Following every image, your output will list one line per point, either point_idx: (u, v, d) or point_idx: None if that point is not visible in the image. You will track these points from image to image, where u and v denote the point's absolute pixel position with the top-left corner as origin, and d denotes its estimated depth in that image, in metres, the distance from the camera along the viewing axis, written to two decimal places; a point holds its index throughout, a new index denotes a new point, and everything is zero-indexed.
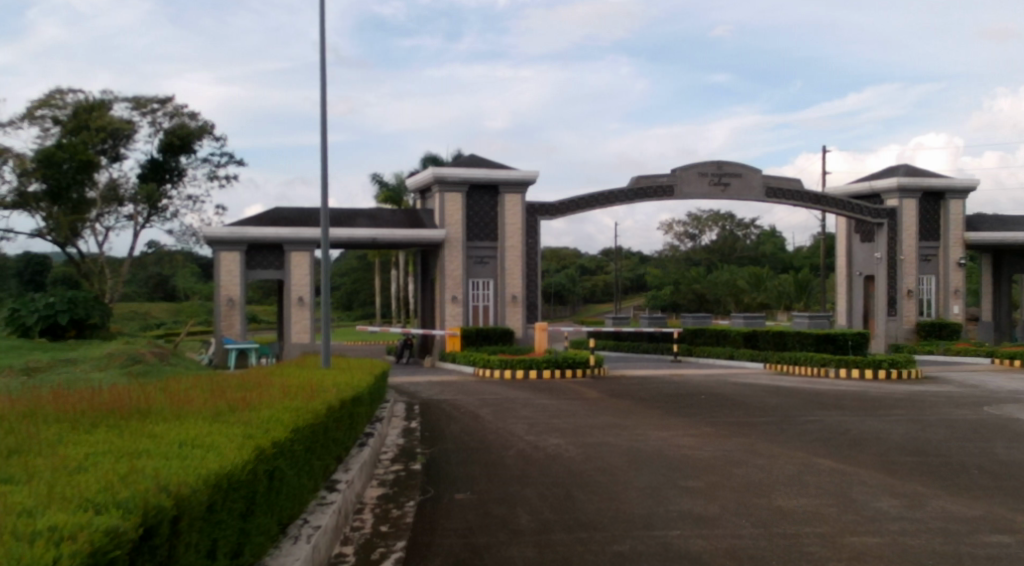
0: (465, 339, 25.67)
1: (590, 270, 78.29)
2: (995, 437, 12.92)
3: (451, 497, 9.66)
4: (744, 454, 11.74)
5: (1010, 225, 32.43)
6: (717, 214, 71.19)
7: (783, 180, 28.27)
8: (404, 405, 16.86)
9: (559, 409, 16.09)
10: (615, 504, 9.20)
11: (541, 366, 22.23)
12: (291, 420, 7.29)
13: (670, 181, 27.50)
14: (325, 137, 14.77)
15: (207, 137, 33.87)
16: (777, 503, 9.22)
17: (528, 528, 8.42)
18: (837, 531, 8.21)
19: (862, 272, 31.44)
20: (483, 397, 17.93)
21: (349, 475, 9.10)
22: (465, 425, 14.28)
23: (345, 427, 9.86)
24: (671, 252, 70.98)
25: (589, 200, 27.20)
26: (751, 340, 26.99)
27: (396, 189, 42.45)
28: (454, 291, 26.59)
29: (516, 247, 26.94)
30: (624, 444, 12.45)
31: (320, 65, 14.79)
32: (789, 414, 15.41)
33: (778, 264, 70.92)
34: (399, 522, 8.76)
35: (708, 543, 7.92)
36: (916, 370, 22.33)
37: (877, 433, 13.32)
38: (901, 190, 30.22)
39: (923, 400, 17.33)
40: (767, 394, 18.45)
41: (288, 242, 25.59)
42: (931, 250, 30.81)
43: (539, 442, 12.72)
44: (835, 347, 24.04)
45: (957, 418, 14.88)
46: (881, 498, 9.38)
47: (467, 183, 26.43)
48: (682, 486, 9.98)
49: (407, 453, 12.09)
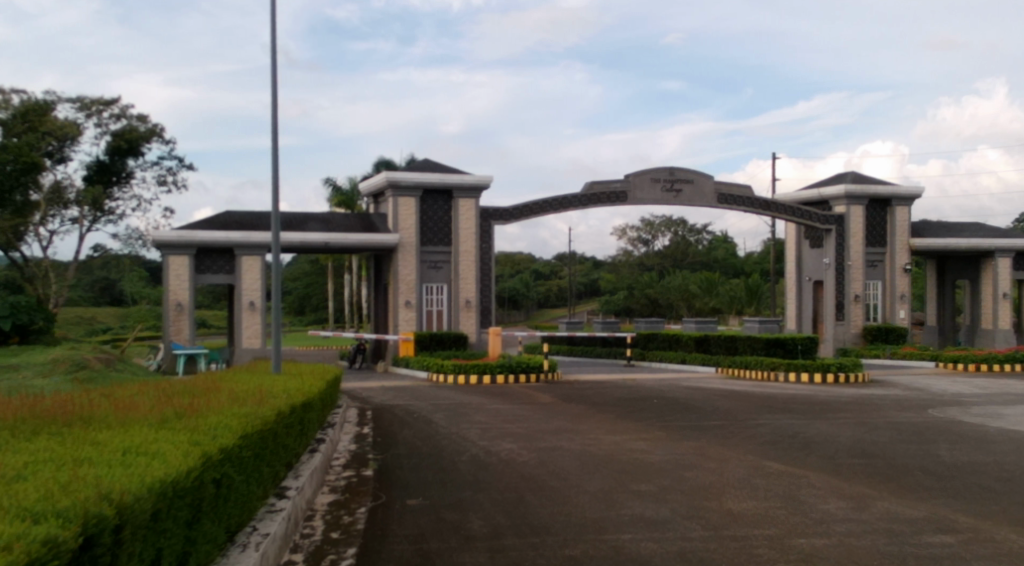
0: (418, 344, 25.57)
1: (544, 275, 78.43)
2: (940, 440, 13.15)
3: (403, 502, 9.62)
4: (695, 458, 11.82)
5: (953, 232, 33.11)
6: (669, 219, 71.83)
7: (734, 186, 28.60)
8: (356, 410, 16.74)
9: (513, 414, 16.08)
10: (566, 509, 9.22)
11: (495, 371, 22.19)
12: (241, 427, 7.20)
13: (623, 187, 27.63)
14: (276, 140, 14.63)
15: (156, 140, 33.38)
16: (727, 506, 9.29)
17: (480, 533, 8.39)
18: (785, 533, 8.30)
19: (811, 277, 31.87)
20: (437, 402, 17.86)
21: (300, 482, 9.02)
22: (418, 431, 14.21)
23: (296, 433, 9.76)
24: (624, 257, 71.42)
25: (543, 205, 27.27)
26: (703, 345, 27.23)
27: (350, 194, 42.23)
28: (408, 296, 26.48)
29: (470, 252, 26.89)
30: (577, 449, 12.48)
31: (271, 67, 14.67)
32: (740, 418, 15.56)
33: (730, 270, 71.63)
34: (350, 528, 8.69)
35: (658, 546, 7.97)
36: (863, 374, 22.59)
37: (825, 436, 13.49)
38: (848, 196, 30.70)
39: (870, 403, 17.60)
40: (718, 397, 18.62)
41: (238, 246, 25.32)
42: (878, 255, 31.35)
43: (492, 447, 12.71)
44: (785, 351, 24.34)
45: (902, 421, 15.13)
46: (829, 499, 9.51)
47: (420, 187, 26.37)
48: (634, 490, 10.02)
49: (359, 459, 12.02)
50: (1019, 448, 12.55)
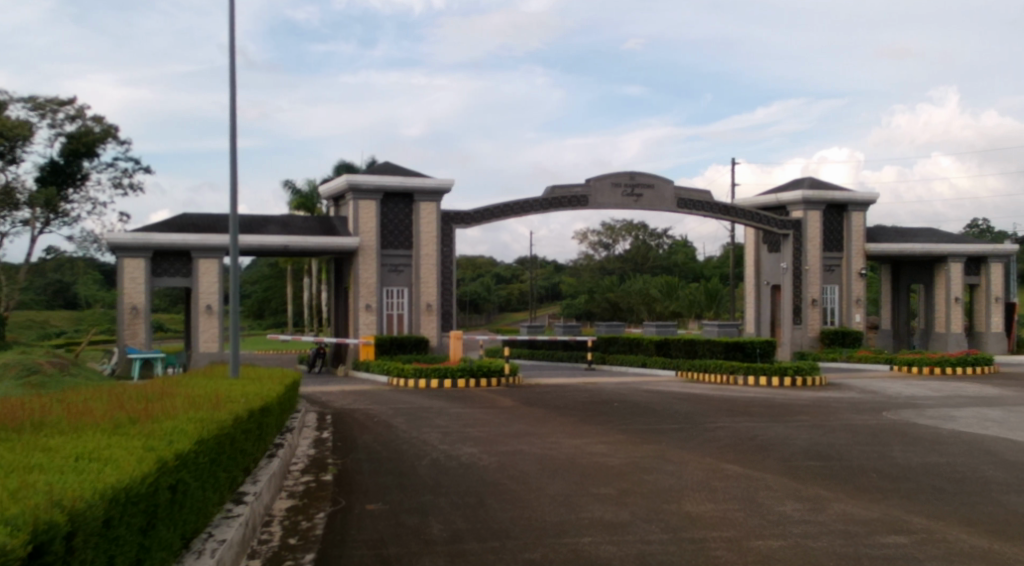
0: (378, 348, 25.47)
1: (505, 278, 78.41)
2: (894, 442, 13.34)
3: (362, 507, 9.56)
4: (655, 461, 11.89)
5: (908, 237, 33.65)
6: (629, 223, 72.28)
7: (694, 192, 28.79)
8: (315, 415, 16.62)
9: (473, 418, 16.06)
10: (527, 512, 9.22)
11: (455, 375, 22.16)
12: (197, 432, 7.11)
13: (584, 191, 27.76)
14: (235, 143, 14.49)
15: (112, 142, 32.89)
16: (686, 508, 9.34)
17: (440, 537, 8.37)
18: (743, 535, 8.38)
19: (769, 282, 32.20)
20: (397, 406, 17.78)
21: (258, 488, 8.93)
22: (378, 435, 14.15)
23: (254, 438, 9.65)
24: (585, 261, 71.70)
25: (504, 209, 27.27)
26: (664, 348, 27.42)
27: (310, 197, 41.94)
28: (368, 299, 26.36)
29: (431, 255, 26.82)
30: (538, 452, 12.49)
31: (230, 69, 14.53)
32: (699, 421, 15.67)
33: (690, 274, 72.14)
34: (308, 534, 8.62)
35: (618, 549, 8.00)
36: (820, 378, 22.81)
37: (783, 439, 13.63)
38: (806, 202, 31.05)
39: (826, 406, 17.81)
40: (677, 400, 18.74)
41: (196, 248, 25.03)
42: (835, 260, 31.75)
43: (453, 451, 12.67)
44: (744, 355, 24.67)
45: (857, 423, 15.33)
46: (786, 501, 9.61)
47: (381, 190, 26.26)
48: (594, 493, 10.05)
49: (318, 464, 11.94)
50: (971, 450, 12.76)
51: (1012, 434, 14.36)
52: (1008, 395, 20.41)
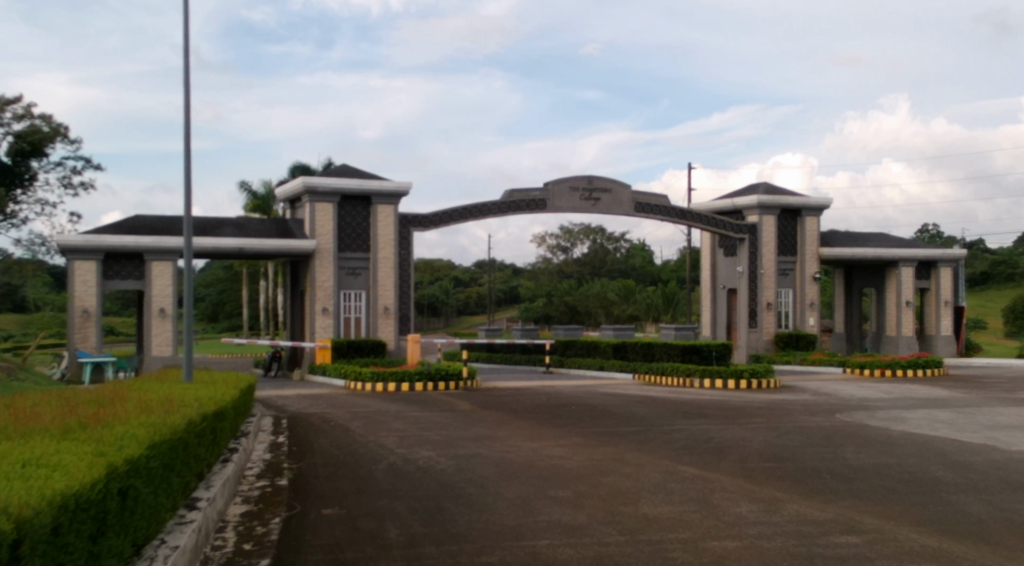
0: (335, 352, 25.31)
1: (464, 282, 78.27)
2: (847, 443, 13.55)
3: (318, 512, 9.48)
4: (612, 463, 11.95)
5: (860, 242, 34.19)
6: (587, 227, 72.65)
7: (651, 196, 28.96)
8: (271, 419, 16.44)
9: (431, 421, 16.02)
10: (484, 516, 9.20)
11: (413, 379, 22.06)
12: (148, 437, 7.00)
13: (542, 195, 27.84)
14: (189, 144, 14.31)
15: (60, 141, 32.28)
16: (643, 510, 9.39)
17: (397, 542, 8.32)
18: (699, 536, 8.44)
19: (726, 286, 32.48)
20: (354, 410, 17.65)
21: (211, 493, 8.82)
22: (334, 440, 14.03)
23: (207, 443, 9.52)
24: (543, 264, 71.90)
25: (462, 212, 27.23)
26: (621, 352, 27.62)
27: (265, 198, 41.58)
28: (325, 302, 26.16)
29: (389, 259, 26.71)
30: (495, 456, 12.48)
31: (184, 69, 14.35)
32: (656, 424, 15.75)
33: (647, 278, 72.58)
34: (264, 539, 8.53)
35: (575, 551, 8.02)
36: (775, 380, 23.14)
37: (738, 441, 13.77)
38: (761, 207, 31.37)
39: (781, 408, 18.02)
40: (635, 403, 18.84)
41: (149, 251, 24.67)
42: (789, 264, 32.11)
43: (410, 455, 12.61)
44: (700, 358, 24.86)
45: (811, 425, 15.54)
46: (741, 503, 9.69)
47: (338, 193, 26.09)
48: (551, 496, 10.07)
49: (273, 468, 11.82)
50: (921, 451, 12.97)
51: (961, 435, 14.63)
52: (957, 396, 20.81)
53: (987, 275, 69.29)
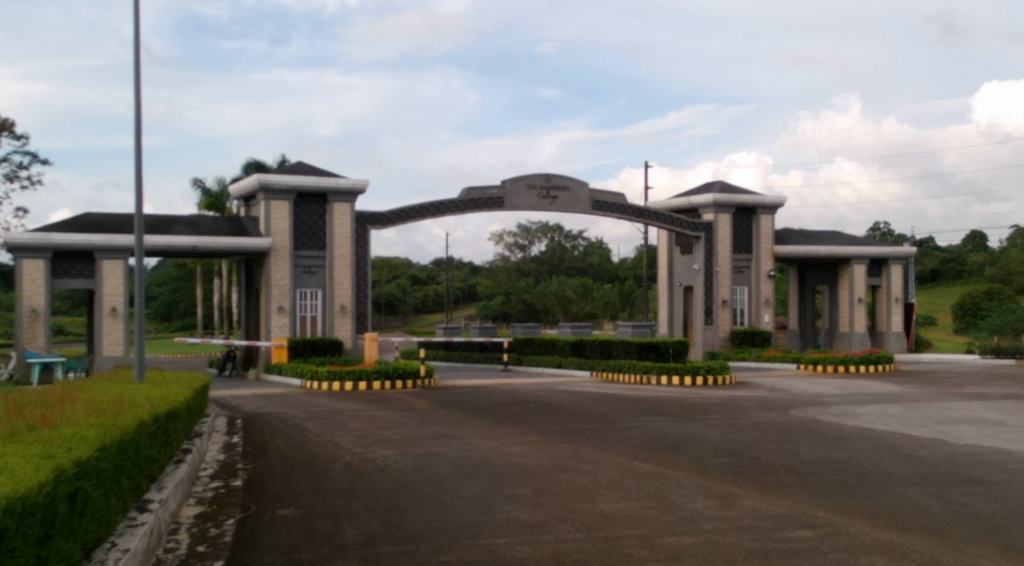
0: (291, 351, 25.11)
1: (421, 280, 78.04)
2: (801, 438, 13.70)
3: (273, 513, 9.38)
4: (569, 460, 11.98)
5: (814, 239, 34.63)
6: (545, 225, 72.88)
7: (608, 193, 29.08)
8: (226, 419, 16.25)
9: (388, 420, 15.93)
10: (442, 514, 9.16)
11: (370, 378, 21.92)
12: (98, 438, 6.89)
13: (500, 193, 27.82)
14: (139, 141, 14.09)
15: (5, 136, 31.60)
16: (600, 507, 9.42)
17: (353, 542, 8.26)
18: (655, 532, 8.49)
19: (682, 283, 32.72)
20: (310, 409, 17.50)
21: (164, 494, 8.69)
22: (290, 439, 13.90)
23: (159, 444, 9.38)
24: (501, 262, 71.91)
25: (419, 210, 27.13)
26: (578, 350, 27.71)
27: (219, 196, 41.14)
28: (281, 301, 25.91)
29: (346, 257, 26.52)
30: (452, 455, 12.43)
31: (135, 64, 14.13)
32: (613, 421, 15.83)
33: (605, 275, 72.94)
34: (217, 541, 8.42)
35: (533, 548, 8.02)
36: (731, 377, 23.30)
37: (694, 437, 13.86)
38: (716, 205, 31.63)
39: (737, 404, 18.19)
40: (592, 400, 18.91)
41: (99, 249, 24.27)
42: (744, 262, 32.41)
43: (367, 454, 12.52)
44: (658, 355, 25.09)
45: (766, 421, 15.70)
46: (697, 498, 9.75)
47: (293, 190, 25.86)
48: (509, 494, 10.05)
49: (227, 469, 11.67)
50: (872, 445, 13.16)
51: (911, 429, 14.85)
52: (907, 392, 21.16)
53: (937, 272, 70.63)
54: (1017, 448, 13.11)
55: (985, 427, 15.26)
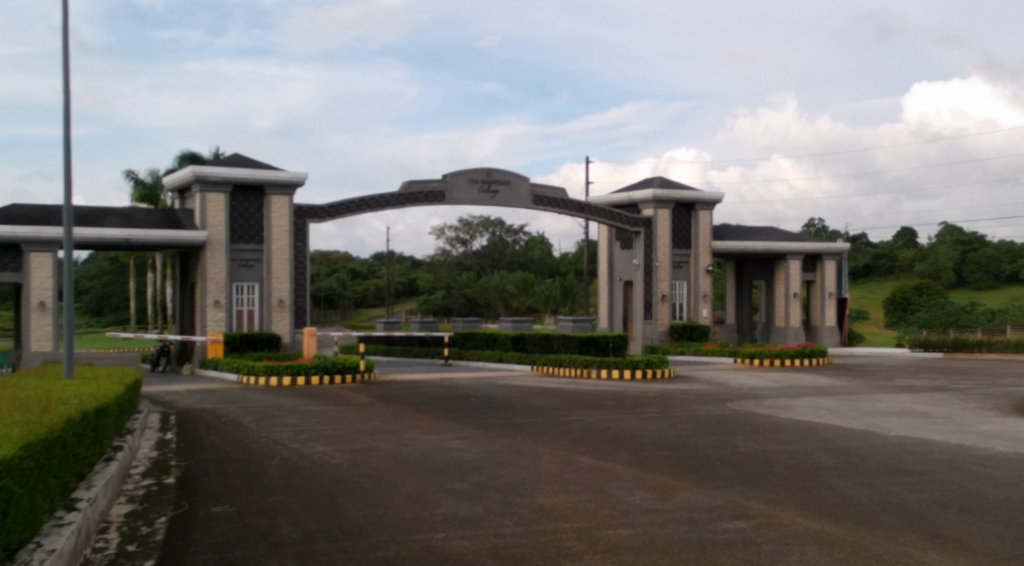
0: (228, 346, 24.70)
1: (362, 274, 77.48)
2: (737, 431, 13.90)
3: (206, 511, 9.21)
4: (509, 455, 11.98)
5: (751, 235, 35.15)
6: (486, 220, 72.85)
7: (549, 188, 29.17)
8: (158, 416, 15.94)
9: (326, 415, 15.79)
10: (380, 510, 9.09)
11: (308, 373, 21.67)
12: (23, 436, 6.71)
13: (440, 187, 27.66)
14: (69, 130, 13.74)
15: None
16: (538, 501, 9.43)
17: (289, 539, 8.14)
18: (593, 525, 8.52)
19: (622, 278, 32.95)
20: (247, 405, 17.25)
21: (92, 493, 8.48)
22: (225, 436, 13.67)
23: (88, 441, 9.16)
24: (442, 256, 71.70)
25: (359, 204, 26.90)
26: (519, 344, 27.75)
27: (153, 188, 40.35)
28: (216, 295, 25.48)
29: (284, 251, 26.22)
30: (391, 450, 12.36)
31: (63, 52, 13.77)
32: (553, 415, 15.87)
33: (546, 270, 73.22)
34: (148, 540, 8.25)
35: (471, 543, 7.99)
36: (670, 370, 23.57)
37: (632, 431, 13.97)
38: (656, 201, 31.89)
39: (675, 398, 18.38)
40: (532, 395, 18.96)
41: (27, 241, 23.62)
42: (683, 257, 32.77)
43: (304, 450, 12.39)
44: (598, 350, 25.20)
45: (703, 414, 15.89)
46: (635, 491, 9.82)
47: (230, 183, 25.46)
48: (448, 488, 10.01)
49: (160, 466, 11.44)
50: (806, 437, 13.39)
51: (843, 421, 15.13)
52: (840, 384, 21.59)
53: (869, 267, 72.19)
54: (944, 438, 13.46)
55: (914, 418, 15.64)
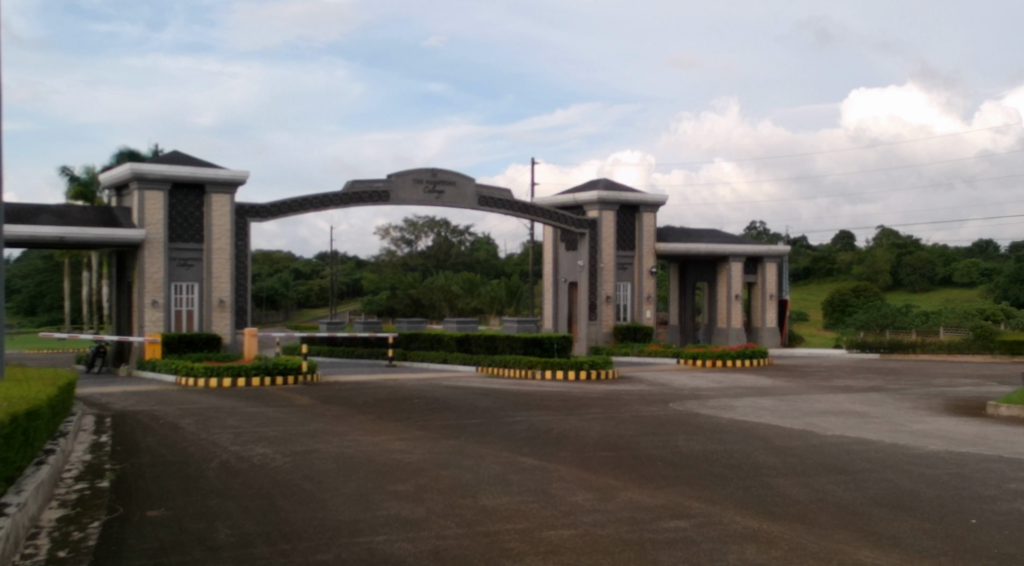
0: (166, 346, 24.26)
1: (305, 274, 76.76)
2: (680, 431, 14.02)
3: (141, 515, 9.02)
4: (452, 456, 11.94)
5: (694, 238, 35.53)
6: (431, 220, 72.66)
7: (494, 189, 29.16)
8: (93, 418, 15.58)
9: (267, 417, 15.59)
10: (320, 513, 8.99)
11: (249, 374, 21.39)
12: None
13: (385, 186, 27.48)
14: None
15: None
16: (481, 502, 9.40)
17: (227, 543, 8.01)
18: (535, 526, 8.50)
19: (567, 279, 33.06)
20: (185, 407, 16.94)
21: (22, 498, 8.26)
22: (163, 438, 13.41)
23: (18, 445, 8.92)
24: (387, 257, 71.39)
25: (302, 203, 26.62)
26: (464, 345, 27.67)
27: (89, 184, 39.59)
28: (154, 295, 25.00)
29: (224, 250, 25.85)
30: (333, 451, 12.23)
31: None
32: (497, 416, 15.85)
33: (491, 271, 73.22)
34: (80, 545, 8.05)
35: (412, 545, 7.93)
36: (613, 371, 23.73)
37: (576, 431, 14.00)
38: (601, 203, 32.04)
39: (618, 398, 18.50)
40: (476, 395, 18.94)
41: None
42: (627, 258, 32.96)
43: (244, 452, 12.18)
44: (542, 351, 25.26)
45: (646, 414, 16.01)
46: (577, 492, 9.84)
47: (169, 181, 25.01)
48: (390, 490, 9.93)
49: (94, 470, 11.18)
50: (746, 437, 13.56)
51: (782, 421, 15.35)
52: (779, 385, 21.93)
53: (809, 270, 73.46)
54: (878, 437, 13.73)
55: (850, 418, 15.93)
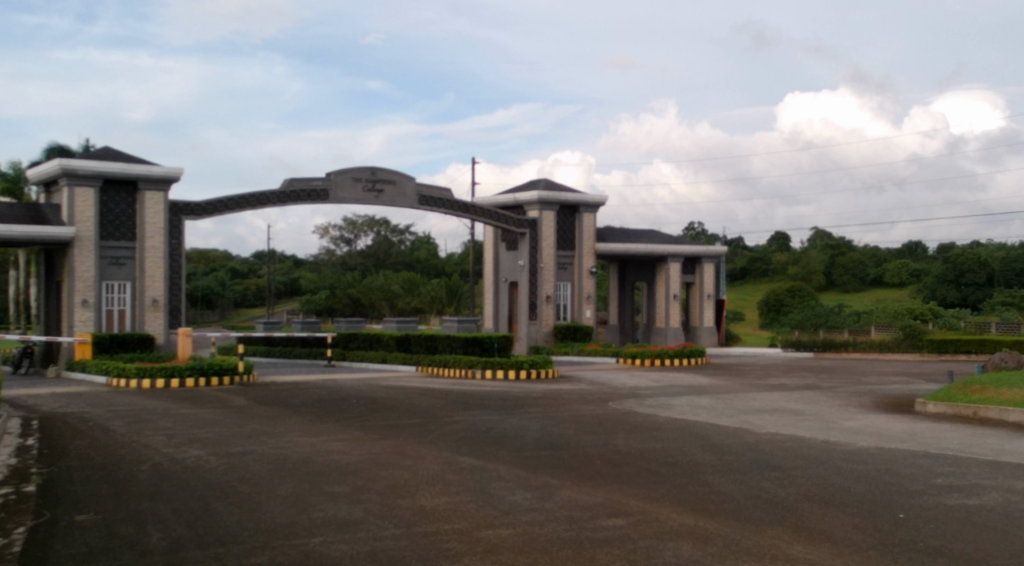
0: (96, 347, 23.71)
1: (241, 273, 75.68)
2: (618, 430, 14.09)
3: (69, 519, 8.79)
4: (390, 456, 11.85)
5: (633, 238, 35.83)
6: (370, 220, 72.20)
7: (434, 188, 29.05)
8: (19, 421, 15.12)
9: (202, 419, 15.31)
10: (255, 515, 8.85)
11: (183, 375, 21.00)
12: None
13: (324, 185, 27.20)
14: None
15: None
16: (419, 502, 9.34)
17: (159, 547, 7.84)
18: (473, 526, 8.46)
19: (507, 279, 33.07)
20: (116, 409, 16.56)
21: None
22: (92, 441, 13.08)
23: None
24: (326, 256, 70.72)
25: (239, 201, 26.20)
26: (404, 345, 27.51)
27: (16, 180, 38.53)
28: (85, 293, 24.41)
29: (157, 248, 25.34)
30: (270, 453, 12.05)
31: None
32: (436, 416, 15.76)
33: (432, 271, 72.89)
34: (4, 551, 7.80)
35: (349, 547, 7.85)
36: (553, 370, 23.79)
37: (515, 431, 14.00)
38: (541, 203, 32.10)
39: (558, 398, 18.54)
40: (415, 395, 18.84)
41: None
42: (567, 258, 33.10)
43: (177, 455, 11.94)
44: (482, 350, 25.23)
45: (585, 413, 16.08)
46: (516, 491, 9.83)
47: (100, 177, 24.45)
48: (328, 492, 9.82)
49: (19, 474, 10.86)
50: (684, 435, 13.70)
51: (719, 419, 15.52)
52: (717, 383, 22.19)
53: (745, 270, 74.58)
54: (812, 434, 13.96)
55: (785, 416, 16.19)
